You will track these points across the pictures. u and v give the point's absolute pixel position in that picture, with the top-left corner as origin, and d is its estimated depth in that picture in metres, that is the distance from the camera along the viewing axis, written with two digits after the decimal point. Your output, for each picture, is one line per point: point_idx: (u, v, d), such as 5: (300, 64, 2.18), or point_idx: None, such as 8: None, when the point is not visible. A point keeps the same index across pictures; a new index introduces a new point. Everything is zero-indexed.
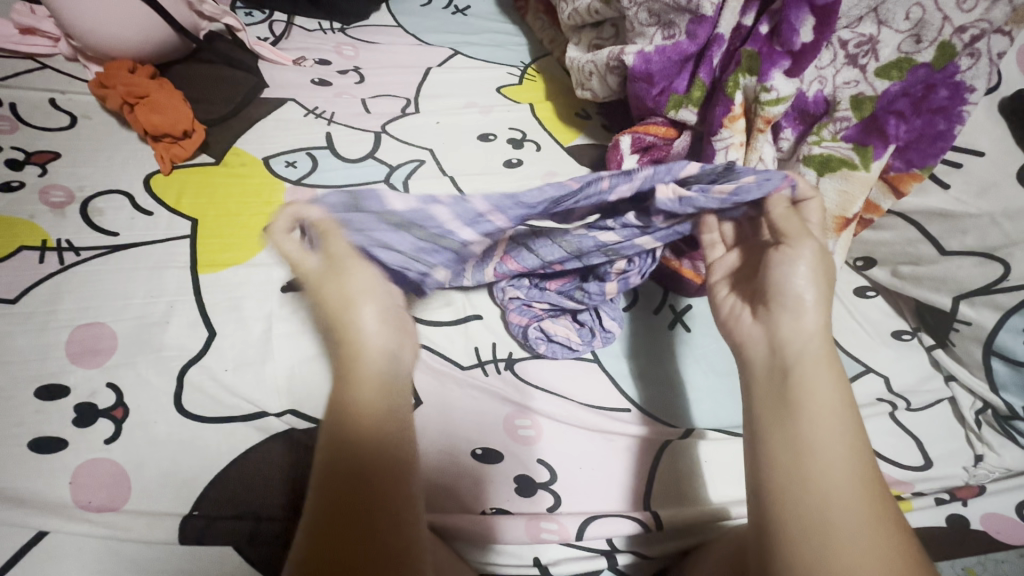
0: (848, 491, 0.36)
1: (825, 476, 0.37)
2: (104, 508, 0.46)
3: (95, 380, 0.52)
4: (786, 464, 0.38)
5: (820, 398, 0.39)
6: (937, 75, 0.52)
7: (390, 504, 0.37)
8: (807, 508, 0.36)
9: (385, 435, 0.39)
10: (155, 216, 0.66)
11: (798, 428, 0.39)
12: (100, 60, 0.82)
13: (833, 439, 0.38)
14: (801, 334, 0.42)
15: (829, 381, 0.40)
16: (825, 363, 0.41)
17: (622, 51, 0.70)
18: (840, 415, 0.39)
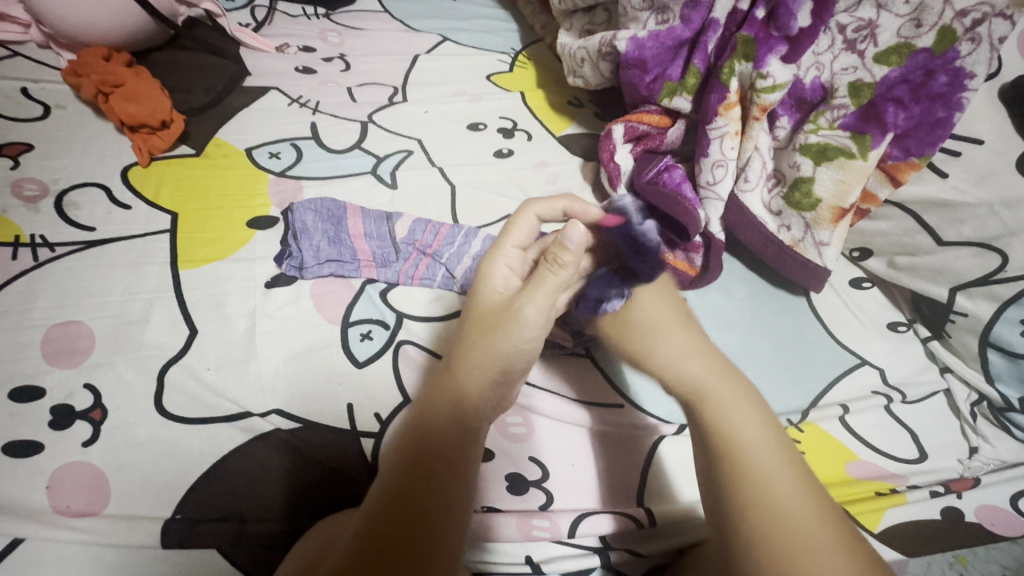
0: (797, 509, 0.38)
1: (768, 505, 0.38)
2: (82, 514, 0.44)
3: (72, 381, 0.51)
4: (731, 504, 0.39)
5: (737, 432, 0.42)
6: (936, 60, 0.50)
7: (448, 513, 0.35)
8: (761, 539, 0.37)
9: (461, 448, 0.38)
10: (134, 210, 0.64)
11: (735, 461, 0.41)
12: (73, 47, 0.79)
13: (765, 459, 0.40)
14: (686, 360, 0.47)
15: (738, 404, 0.44)
16: (729, 380, 0.45)
17: (615, 36, 0.68)
18: (763, 441, 0.42)
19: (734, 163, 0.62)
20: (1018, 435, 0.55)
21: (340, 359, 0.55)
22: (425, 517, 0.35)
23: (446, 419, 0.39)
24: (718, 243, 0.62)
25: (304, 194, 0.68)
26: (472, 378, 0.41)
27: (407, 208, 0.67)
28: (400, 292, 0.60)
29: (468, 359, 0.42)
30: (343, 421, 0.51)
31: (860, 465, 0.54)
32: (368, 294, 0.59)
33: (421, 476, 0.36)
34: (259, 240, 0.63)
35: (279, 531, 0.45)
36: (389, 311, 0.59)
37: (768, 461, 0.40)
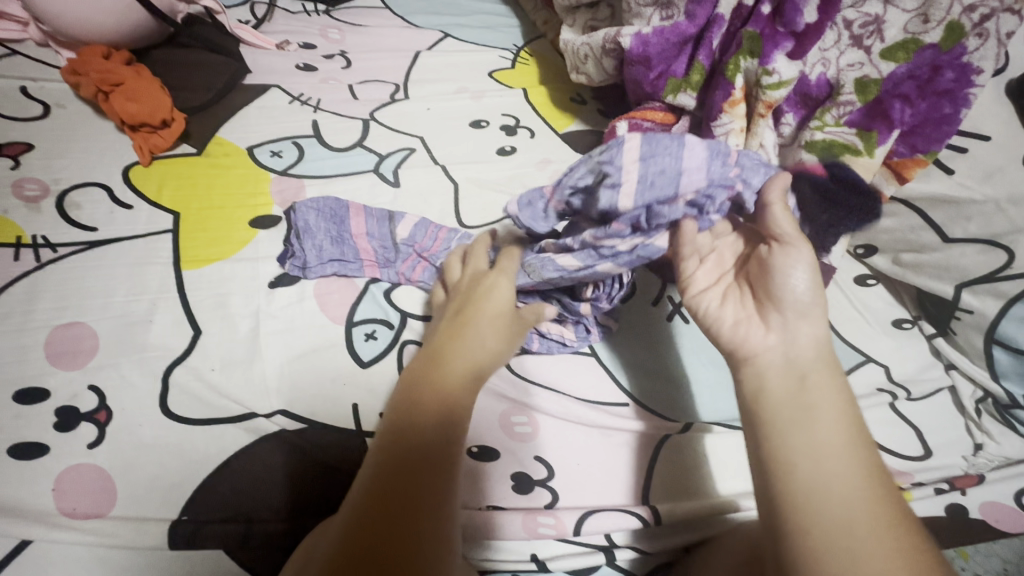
0: (858, 501, 0.34)
1: (830, 491, 0.35)
2: (89, 515, 0.44)
3: (76, 382, 0.51)
4: (788, 476, 0.36)
5: (823, 416, 0.37)
6: (943, 56, 0.50)
7: (425, 505, 0.35)
8: (812, 515, 0.34)
9: (442, 438, 0.39)
10: (135, 210, 0.64)
11: (808, 437, 0.37)
12: (72, 45, 0.79)
13: (828, 448, 0.36)
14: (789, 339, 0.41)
15: (831, 387, 0.39)
16: (827, 369, 0.40)
17: (619, 33, 0.67)
18: (845, 431, 0.37)
19: None
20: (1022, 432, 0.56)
21: (344, 359, 0.54)
22: (415, 499, 0.35)
23: (431, 412, 0.40)
24: None
25: (306, 193, 0.67)
26: (451, 368, 0.42)
27: (410, 207, 0.67)
28: (404, 292, 0.60)
29: (450, 346, 0.44)
30: (348, 421, 0.51)
31: None
32: (373, 294, 0.59)
33: (415, 468, 0.37)
34: (262, 239, 0.63)
35: (286, 531, 0.45)
36: (393, 310, 0.58)
37: (843, 447, 0.37)
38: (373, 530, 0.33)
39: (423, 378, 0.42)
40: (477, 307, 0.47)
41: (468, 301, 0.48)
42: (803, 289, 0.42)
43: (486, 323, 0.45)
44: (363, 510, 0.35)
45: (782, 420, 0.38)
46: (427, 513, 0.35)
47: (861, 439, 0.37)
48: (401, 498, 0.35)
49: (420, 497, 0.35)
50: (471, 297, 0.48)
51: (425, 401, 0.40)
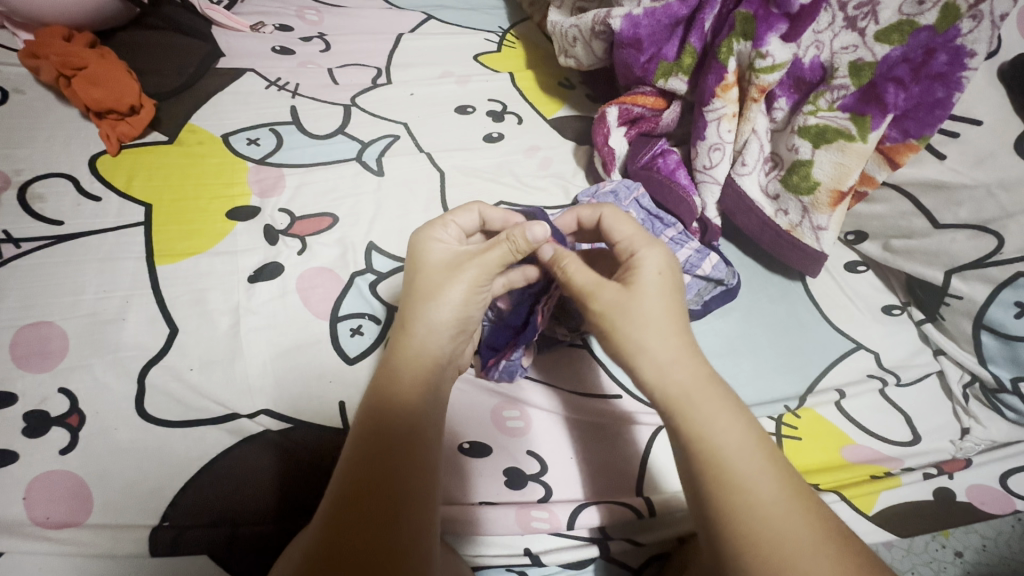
0: (787, 518, 0.34)
1: (757, 518, 0.34)
2: (63, 524, 0.42)
3: (46, 385, 0.48)
4: (725, 511, 0.35)
5: (721, 440, 0.37)
6: (937, 38, 0.49)
7: (416, 495, 0.34)
8: (760, 551, 0.33)
9: (412, 420, 0.38)
10: (104, 201, 0.61)
11: (713, 472, 0.36)
12: (30, 27, 0.74)
13: (756, 475, 0.36)
14: (662, 370, 0.40)
15: (726, 409, 0.38)
16: (712, 388, 0.39)
17: (608, 14, 0.65)
18: (753, 457, 0.36)
19: (732, 146, 0.62)
20: (1009, 416, 0.56)
21: (329, 356, 0.53)
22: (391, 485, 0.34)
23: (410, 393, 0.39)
24: (715, 229, 0.63)
25: (285, 182, 0.65)
26: (417, 339, 0.41)
27: (395, 197, 0.65)
28: (390, 284, 0.58)
29: (412, 324, 0.41)
30: (335, 420, 0.49)
31: (856, 449, 0.54)
32: (358, 286, 0.57)
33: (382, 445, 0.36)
34: (240, 232, 0.60)
35: (273, 533, 0.43)
36: (378, 303, 0.57)
37: (753, 467, 0.36)
38: (358, 525, 0.32)
39: (388, 361, 0.40)
40: (435, 274, 0.43)
41: (414, 274, 0.44)
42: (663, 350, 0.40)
43: (448, 275, 0.42)
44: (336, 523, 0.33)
45: (698, 448, 0.37)
46: (404, 522, 0.33)
47: (761, 446, 0.38)
48: (402, 484, 0.34)
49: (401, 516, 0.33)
50: (423, 263, 0.44)
51: (394, 387, 0.39)
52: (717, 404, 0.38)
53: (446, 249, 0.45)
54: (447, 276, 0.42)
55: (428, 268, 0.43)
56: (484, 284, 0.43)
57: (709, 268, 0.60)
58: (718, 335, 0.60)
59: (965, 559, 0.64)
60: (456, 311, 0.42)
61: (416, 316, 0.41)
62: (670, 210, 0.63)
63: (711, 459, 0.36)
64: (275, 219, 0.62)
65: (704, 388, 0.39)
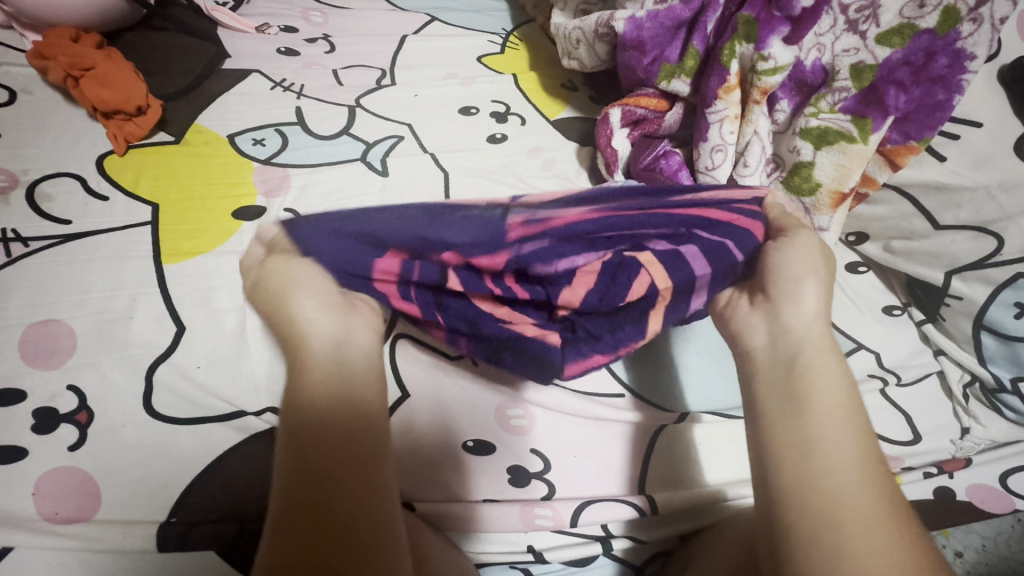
0: (867, 503, 0.33)
1: (834, 491, 0.33)
2: (72, 520, 0.43)
3: (55, 382, 0.49)
4: (805, 467, 0.34)
5: (824, 402, 0.36)
6: (938, 42, 0.50)
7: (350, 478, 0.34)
8: (825, 517, 0.32)
9: (338, 409, 0.37)
10: (111, 201, 0.61)
11: (806, 430, 0.35)
12: (37, 27, 0.75)
13: (848, 450, 0.34)
14: (801, 324, 0.39)
15: (839, 379, 0.37)
16: (830, 354, 0.38)
17: (612, 16, 0.66)
18: (857, 437, 0.35)
19: (733, 148, 0.62)
20: (1008, 416, 0.56)
21: None
22: (337, 476, 0.34)
23: (317, 388, 0.38)
24: None
25: (291, 182, 0.65)
26: (311, 338, 0.41)
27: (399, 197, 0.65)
28: None
29: (301, 329, 0.41)
30: None
31: None
32: None
33: (309, 436, 0.35)
34: (246, 231, 0.61)
35: None
36: None
37: (847, 444, 0.34)
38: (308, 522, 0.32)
39: (295, 369, 0.39)
40: (276, 277, 0.45)
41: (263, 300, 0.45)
42: (814, 304, 0.40)
43: (285, 275, 0.44)
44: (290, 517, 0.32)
45: (801, 402, 0.36)
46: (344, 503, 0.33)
47: (861, 427, 0.36)
48: (331, 468, 0.34)
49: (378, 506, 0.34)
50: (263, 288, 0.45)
51: (304, 385, 0.38)
52: (830, 368, 0.37)
53: (277, 260, 0.46)
54: (286, 270, 0.45)
55: (273, 274, 0.45)
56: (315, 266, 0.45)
57: None
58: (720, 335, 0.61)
59: (965, 559, 0.64)
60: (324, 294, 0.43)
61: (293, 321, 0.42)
62: None
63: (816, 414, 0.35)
64: (281, 219, 0.62)
65: (822, 351, 0.38)
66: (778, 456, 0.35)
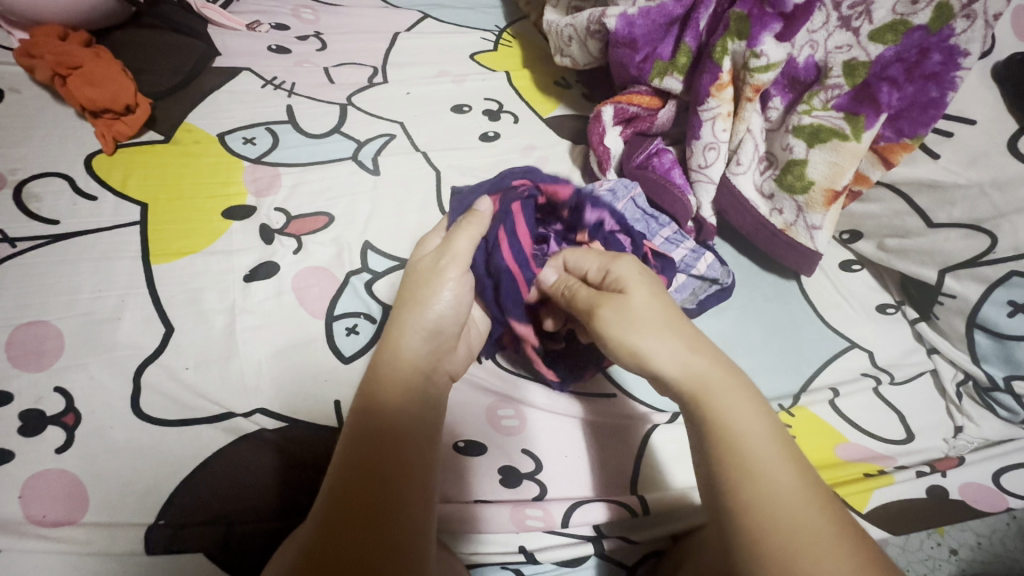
0: (803, 515, 0.33)
1: (773, 517, 0.33)
2: (58, 523, 0.42)
3: (42, 385, 0.48)
4: (744, 523, 0.34)
5: (737, 429, 0.37)
6: (931, 38, 0.49)
7: (411, 496, 0.35)
8: (772, 550, 0.32)
9: (399, 428, 0.38)
10: (100, 201, 0.61)
11: (730, 465, 0.36)
12: (24, 25, 0.74)
13: (773, 467, 0.35)
14: (683, 361, 0.40)
15: (743, 400, 0.38)
16: (731, 378, 0.39)
17: (603, 13, 0.65)
18: (775, 451, 0.36)
19: (726, 146, 0.62)
20: (1002, 414, 0.56)
21: (325, 355, 0.53)
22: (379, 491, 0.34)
23: (394, 402, 0.39)
24: (709, 228, 0.64)
25: (281, 181, 0.65)
26: (402, 354, 0.42)
27: (391, 196, 0.65)
28: (385, 283, 0.58)
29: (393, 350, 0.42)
30: (330, 418, 0.49)
31: (849, 448, 0.55)
32: (353, 286, 0.57)
33: (367, 459, 0.36)
34: (236, 231, 0.60)
35: (268, 532, 0.43)
36: (374, 303, 0.57)
37: (771, 459, 0.36)
38: (341, 544, 0.32)
39: (376, 373, 0.41)
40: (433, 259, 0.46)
41: (413, 284, 0.46)
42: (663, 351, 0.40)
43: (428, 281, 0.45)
44: (325, 529, 0.33)
45: (724, 436, 0.37)
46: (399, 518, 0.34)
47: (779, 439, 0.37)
48: (393, 482, 0.35)
49: (392, 515, 0.33)
50: (424, 277, 0.45)
51: (383, 395, 0.39)
52: (733, 397, 0.38)
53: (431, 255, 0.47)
54: (433, 281, 0.45)
55: (417, 269, 0.46)
56: (464, 282, 0.46)
57: (704, 268, 0.60)
58: (713, 334, 0.61)
59: (960, 557, 0.64)
60: (445, 312, 0.45)
61: (397, 331, 0.43)
62: (667, 211, 0.64)
63: (737, 457, 0.36)
64: (271, 218, 0.62)
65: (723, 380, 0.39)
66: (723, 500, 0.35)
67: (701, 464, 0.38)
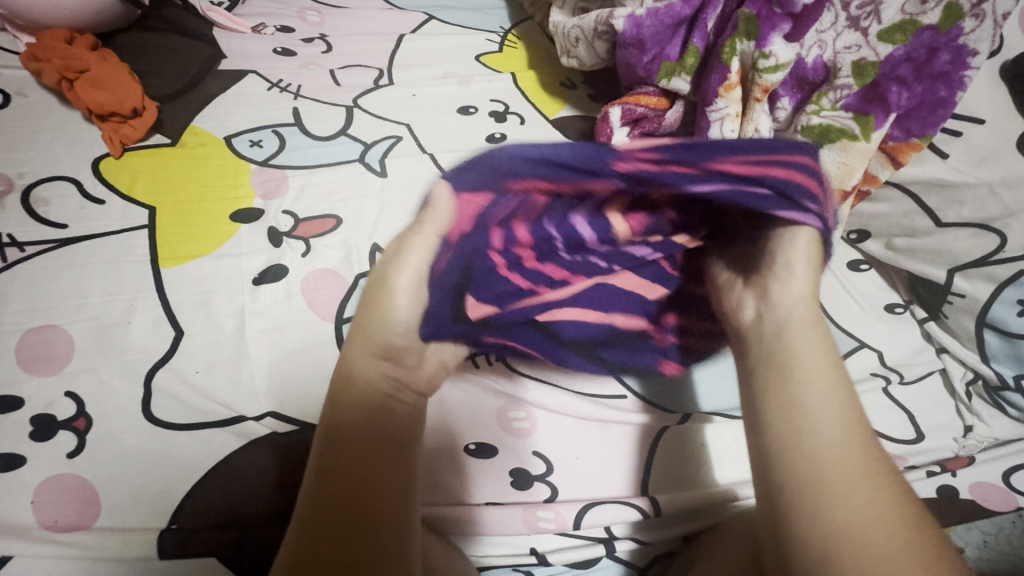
0: (845, 463, 0.32)
1: (815, 453, 0.33)
2: (71, 528, 0.42)
3: (52, 389, 0.48)
4: (781, 445, 0.34)
5: (808, 369, 0.36)
6: (941, 38, 0.49)
7: (383, 507, 0.35)
8: (802, 478, 0.32)
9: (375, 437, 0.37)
10: (108, 204, 0.61)
11: (789, 395, 0.35)
12: (29, 29, 0.74)
13: (833, 414, 0.34)
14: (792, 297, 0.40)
15: (824, 351, 0.37)
16: (813, 329, 0.39)
17: (611, 15, 0.65)
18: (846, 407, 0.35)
19: None
20: (1012, 413, 0.56)
21: (334, 358, 0.53)
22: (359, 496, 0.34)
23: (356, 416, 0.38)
24: None
25: (289, 184, 0.65)
26: (359, 370, 0.40)
27: (398, 198, 0.65)
28: None
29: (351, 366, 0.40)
30: None
31: None
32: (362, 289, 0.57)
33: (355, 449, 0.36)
34: (244, 234, 0.60)
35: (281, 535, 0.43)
36: None
37: (831, 409, 0.34)
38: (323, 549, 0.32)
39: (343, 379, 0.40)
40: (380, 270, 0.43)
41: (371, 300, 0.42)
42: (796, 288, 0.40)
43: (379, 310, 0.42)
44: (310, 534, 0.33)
45: (795, 371, 0.36)
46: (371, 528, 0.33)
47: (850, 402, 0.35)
48: (365, 499, 0.34)
49: (373, 519, 0.34)
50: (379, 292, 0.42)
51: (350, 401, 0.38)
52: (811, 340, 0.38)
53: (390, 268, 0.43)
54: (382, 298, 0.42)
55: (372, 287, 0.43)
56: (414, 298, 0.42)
57: None
58: None
59: (966, 555, 0.64)
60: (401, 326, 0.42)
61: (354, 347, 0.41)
62: None
63: (797, 387, 0.35)
64: (279, 221, 0.62)
65: (806, 327, 0.39)
66: (760, 424, 0.36)
67: (757, 381, 0.38)
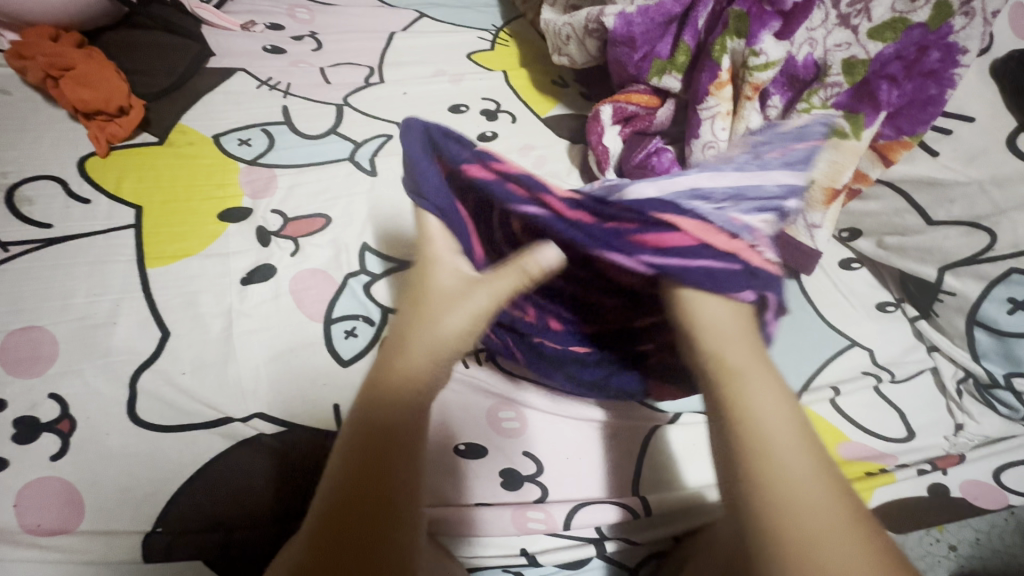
0: (822, 503, 0.31)
1: (791, 499, 0.31)
2: (54, 532, 0.42)
3: (36, 391, 0.48)
4: (755, 500, 0.32)
5: (760, 413, 0.35)
6: (930, 36, 0.50)
7: (400, 518, 0.33)
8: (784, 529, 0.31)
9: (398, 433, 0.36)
10: (93, 204, 0.60)
11: (750, 440, 0.34)
12: (14, 26, 0.73)
13: (799, 457, 0.33)
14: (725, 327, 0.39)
15: (766, 386, 0.36)
16: (760, 363, 0.38)
17: (602, 12, 0.65)
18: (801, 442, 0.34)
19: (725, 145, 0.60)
20: (1002, 412, 0.56)
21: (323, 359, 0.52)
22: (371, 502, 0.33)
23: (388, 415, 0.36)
24: None
25: (277, 183, 0.64)
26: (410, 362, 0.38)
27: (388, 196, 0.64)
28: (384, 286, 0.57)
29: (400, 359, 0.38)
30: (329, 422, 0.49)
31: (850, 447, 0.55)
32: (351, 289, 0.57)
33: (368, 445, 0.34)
34: (232, 233, 0.60)
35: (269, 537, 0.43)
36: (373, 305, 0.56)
37: (791, 449, 0.34)
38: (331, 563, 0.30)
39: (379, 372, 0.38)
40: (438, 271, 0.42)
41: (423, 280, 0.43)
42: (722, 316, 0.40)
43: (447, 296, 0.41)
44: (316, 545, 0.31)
45: (748, 412, 0.35)
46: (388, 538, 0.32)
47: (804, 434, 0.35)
48: (392, 500, 0.33)
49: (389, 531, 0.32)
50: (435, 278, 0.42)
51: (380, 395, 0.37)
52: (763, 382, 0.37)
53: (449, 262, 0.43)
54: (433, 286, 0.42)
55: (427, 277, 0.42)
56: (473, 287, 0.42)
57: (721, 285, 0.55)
58: None
59: (958, 554, 0.65)
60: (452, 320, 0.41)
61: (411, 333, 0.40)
62: None
63: (756, 434, 0.34)
64: (268, 221, 0.61)
65: (751, 365, 0.38)
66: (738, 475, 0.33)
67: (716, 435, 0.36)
